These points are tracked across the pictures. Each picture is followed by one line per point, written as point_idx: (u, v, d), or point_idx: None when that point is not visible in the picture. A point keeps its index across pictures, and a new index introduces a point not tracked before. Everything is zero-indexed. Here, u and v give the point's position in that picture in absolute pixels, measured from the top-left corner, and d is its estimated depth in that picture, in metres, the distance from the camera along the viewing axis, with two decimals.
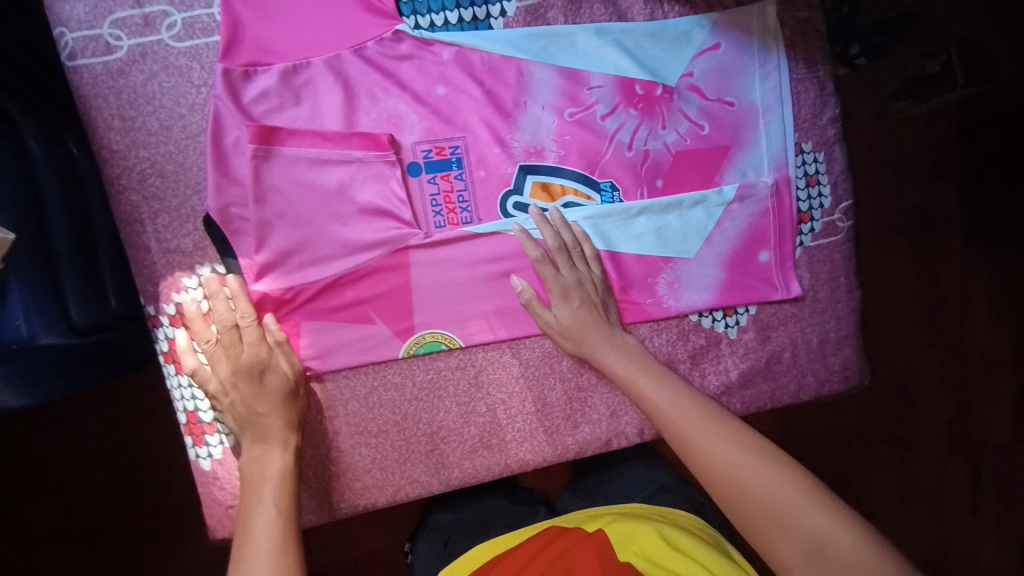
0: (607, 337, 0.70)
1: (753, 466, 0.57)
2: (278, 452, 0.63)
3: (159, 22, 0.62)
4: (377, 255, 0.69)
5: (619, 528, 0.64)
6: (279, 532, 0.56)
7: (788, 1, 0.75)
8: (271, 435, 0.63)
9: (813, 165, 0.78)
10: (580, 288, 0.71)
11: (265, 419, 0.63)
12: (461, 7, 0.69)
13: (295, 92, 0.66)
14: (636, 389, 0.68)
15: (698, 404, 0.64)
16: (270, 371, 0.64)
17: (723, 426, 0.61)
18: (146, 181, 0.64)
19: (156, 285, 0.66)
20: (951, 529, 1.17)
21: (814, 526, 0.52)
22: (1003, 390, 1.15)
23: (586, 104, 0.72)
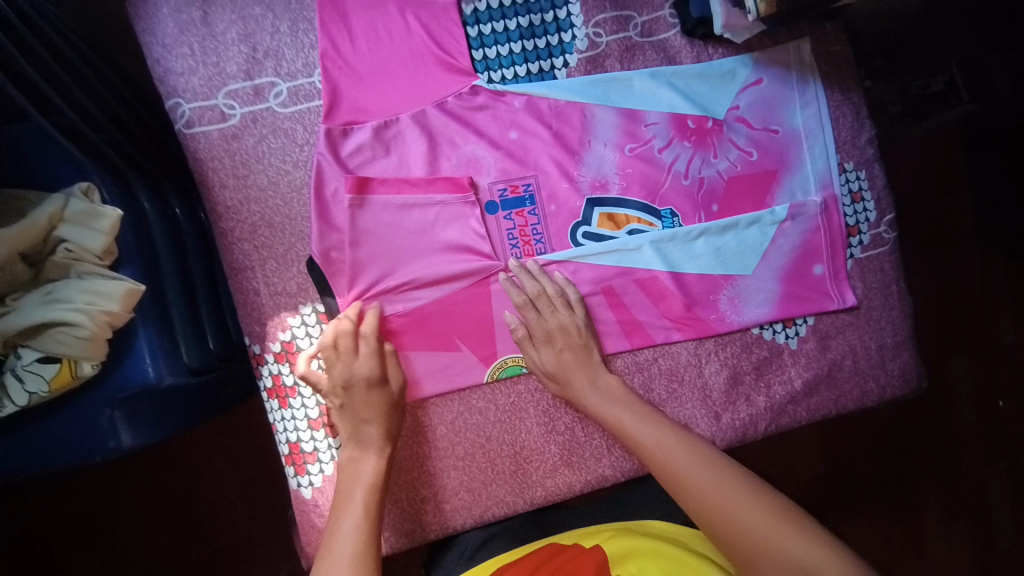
0: (590, 378, 0.74)
1: (732, 498, 0.59)
2: (371, 458, 0.67)
3: (267, 92, 0.70)
4: (462, 286, 0.75)
5: (614, 546, 0.67)
6: (358, 542, 0.60)
7: (819, 37, 0.82)
8: (369, 442, 0.68)
9: (856, 182, 0.84)
10: (563, 333, 0.74)
11: (367, 427, 0.68)
12: (528, 62, 0.77)
13: (386, 145, 0.73)
14: (620, 425, 0.70)
15: (681, 437, 0.67)
16: (377, 387, 0.69)
17: (705, 456, 0.64)
18: (256, 232, 0.70)
19: (263, 326, 0.71)
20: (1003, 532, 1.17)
21: (794, 553, 0.54)
22: None
23: (644, 139, 0.79)
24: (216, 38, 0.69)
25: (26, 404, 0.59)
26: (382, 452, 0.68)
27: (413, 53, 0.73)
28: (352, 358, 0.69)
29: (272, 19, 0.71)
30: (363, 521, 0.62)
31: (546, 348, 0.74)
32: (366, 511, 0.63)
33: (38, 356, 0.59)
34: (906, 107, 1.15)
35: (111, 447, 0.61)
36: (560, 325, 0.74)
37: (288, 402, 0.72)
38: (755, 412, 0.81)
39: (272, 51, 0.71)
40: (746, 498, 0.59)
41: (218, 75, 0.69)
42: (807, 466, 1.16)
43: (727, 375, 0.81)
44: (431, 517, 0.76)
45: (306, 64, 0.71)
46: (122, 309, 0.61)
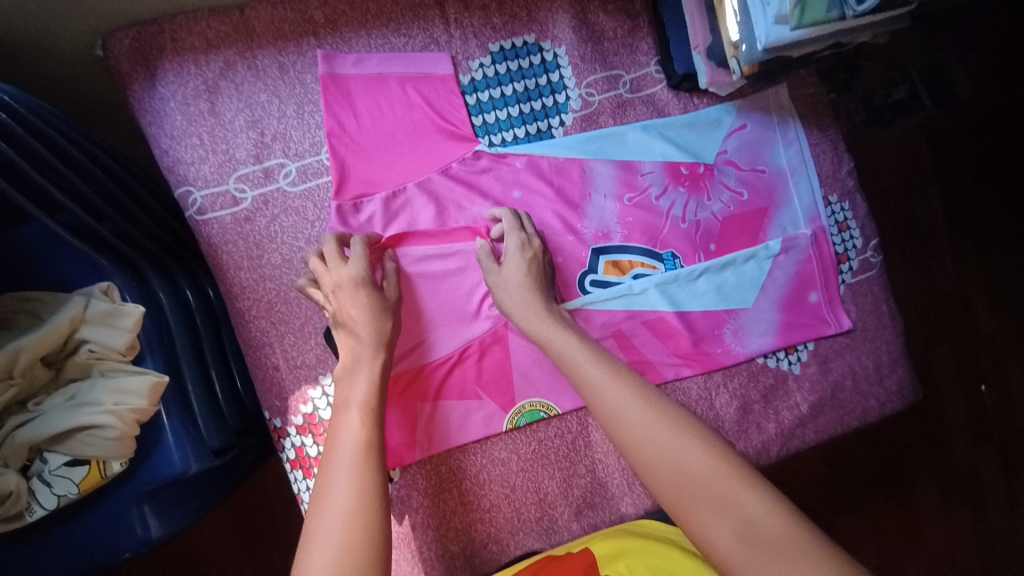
0: (543, 313, 0.71)
1: (685, 443, 0.55)
2: (358, 404, 0.62)
3: (277, 173, 0.72)
4: (482, 333, 0.77)
5: (605, 546, 0.70)
6: (358, 489, 0.55)
7: (795, 82, 0.88)
8: (363, 351, 0.65)
9: (841, 214, 0.89)
10: (530, 262, 0.73)
11: (359, 327, 0.66)
12: (526, 124, 0.80)
13: (395, 214, 0.75)
14: (570, 365, 0.66)
15: (640, 390, 0.62)
16: (365, 287, 0.67)
17: (662, 411, 0.59)
18: (272, 309, 0.71)
19: (284, 400, 0.72)
20: (999, 521, 1.23)
21: (746, 507, 0.50)
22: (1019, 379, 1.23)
23: (641, 189, 0.82)
24: (225, 127, 0.71)
25: (55, 507, 0.59)
26: (376, 359, 0.65)
27: (415, 124, 0.76)
28: (341, 264, 0.68)
29: (278, 104, 0.73)
30: (364, 462, 0.57)
31: (511, 261, 0.73)
32: (365, 458, 0.58)
33: (67, 460, 0.59)
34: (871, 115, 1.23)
35: (141, 538, 0.62)
36: (519, 241, 0.74)
37: (313, 472, 0.72)
38: (767, 438, 0.84)
39: (280, 135, 0.73)
40: (703, 455, 0.54)
41: (229, 161, 0.71)
42: (809, 471, 1.20)
43: (737, 405, 0.84)
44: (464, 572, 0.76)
45: (314, 143, 0.74)
46: (149, 405, 0.61)
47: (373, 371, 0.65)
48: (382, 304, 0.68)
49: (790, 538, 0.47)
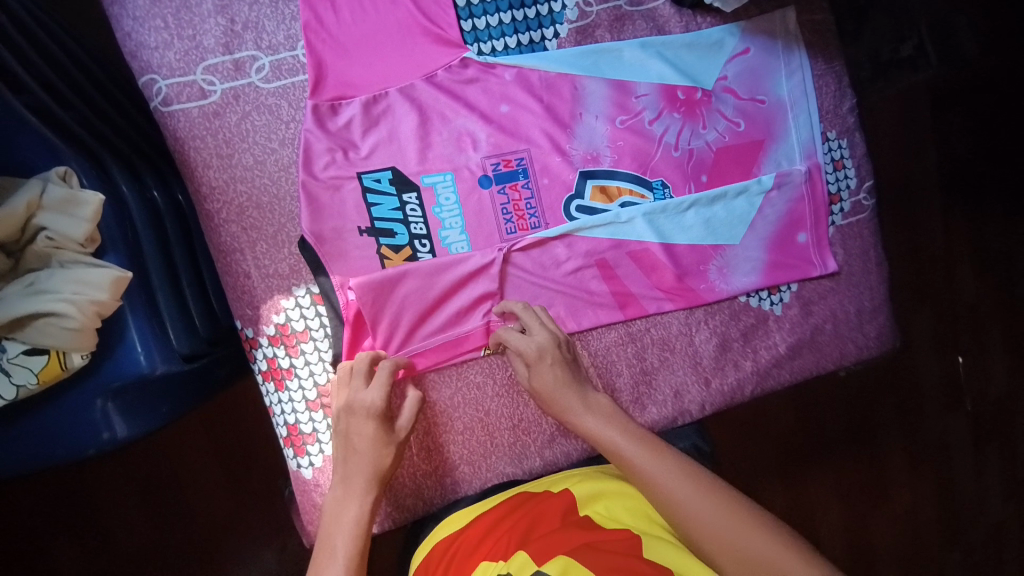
0: (582, 400, 0.68)
1: (754, 538, 0.53)
2: (347, 537, 0.59)
3: (248, 66, 0.68)
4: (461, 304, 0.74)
5: (584, 488, 0.70)
6: None
7: (804, 7, 0.84)
8: (356, 482, 0.63)
9: (838, 151, 0.87)
10: (558, 380, 0.69)
11: (356, 461, 0.63)
12: (518, 33, 0.76)
13: (375, 120, 0.71)
14: (619, 454, 0.63)
15: (691, 472, 0.59)
16: (370, 419, 0.64)
17: (718, 495, 0.57)
18: (244, 214, 0.68)
19: (256, 309, 0.70)
20: (956, 473, 1.28)
21: None
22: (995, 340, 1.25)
23: (635, 111, 0.79)
24: (193, 10, 0.67)
25: (14, 398, 0.57)
26: (367, 495, 0.62)
27: (399, 24, 0.72)
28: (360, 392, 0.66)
29: None
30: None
31: (541, 367, 0.70)
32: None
33: (25, 349, 0.57)
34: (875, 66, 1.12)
35: (106, 438, 0.60)
36: (536, 349, 0.70)
37: (285, 384, 0.71)
38: (742, 375, 0.84)
39: (252, 24, 0.69)
40: (777, 547, 0.52)
41: (196, 49, 0.67)
42: (779, 422, 1.22)
43: (716, 342, 0.84)
44: (436, 489, 0.77)
45: (289, 36, 0.70)
46: (110, 298, 0.58)
47: (363, 508, 0.62)
48: (386, 435, 0.65)
49: None
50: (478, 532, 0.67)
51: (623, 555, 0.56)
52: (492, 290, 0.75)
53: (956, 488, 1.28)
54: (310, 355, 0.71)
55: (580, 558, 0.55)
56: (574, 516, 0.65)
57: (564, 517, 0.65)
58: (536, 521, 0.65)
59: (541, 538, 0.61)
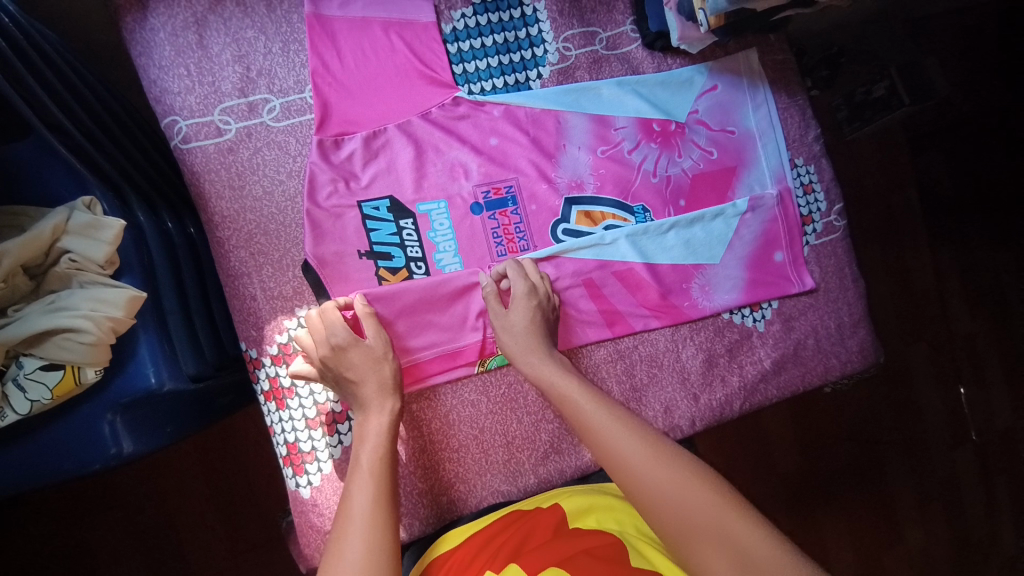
0: (544, 354, 0.72)
1: (674, 474, 0.57)
2: (370, 448, 0.64)
3: (261, 108, 0.75)
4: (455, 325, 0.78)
5: (575, 503, 0.71)
6: (368, 537, 0.55)
7: (765, 48, 0.92)
8: (370, 400, 0.67)
9: (806, 176, 0.93)
10: (530, 309, 0.74)
11: (361, 384, 0.67)
12: (505, 75, 0.84)
13: (375, 153, 0.77)
14: (568, 401, 0.67)
15: (637, 430, 0.62)
16: (357, 349, 0.67)
17: (659, 449, 0.60)
18: (252, 239, 0.73)
19: (260, 330, 0.73)
20: (962, 499, 1.27)
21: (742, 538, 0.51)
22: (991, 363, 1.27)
23: (615, 142, 0.86)
24: (212, 59, 0.74)
25: (28, 413, 0.60)
26: (385, 409, 0.67)
27: (397, 68, 0.79)
28: (328, 336, 0.67)
29: (264, 41, 0.77)
30: (373, 508, 0.58)
31: (515, 308, 0.74)
32: (374, 503, 0.58)
33: (42, 364, 0.60)
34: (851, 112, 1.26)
35: (113, 453, 0.62)
36: (527, 287, 0.75)
37: (286, 403, 0.72)
38: (730, 390, 0.86)
39: (265, 71, 0.76)
40: (695, 486, 0.55)
41: (214, 94, 0.74)
42: (781, 452, 1.23)
43: (702, 357, 0.86)
44: (429, 511, 0.76)
45: (298, 81, 0.77)
46: (125, 316, 0.62)
47: (383, 421, 0.66)
48: (379, 356, 0.69)
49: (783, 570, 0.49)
50: (472, 547, 0.67)
51: (616, 563, 0.57)
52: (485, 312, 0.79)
53: (964, 514, 1.26)
54: None
55: (576, 566, 0.56)
56: (567, 529, 0.66)
57: (556, 530, 0.66)
58: (528, 535, 0.66)
59: (535, 550, 0.61)
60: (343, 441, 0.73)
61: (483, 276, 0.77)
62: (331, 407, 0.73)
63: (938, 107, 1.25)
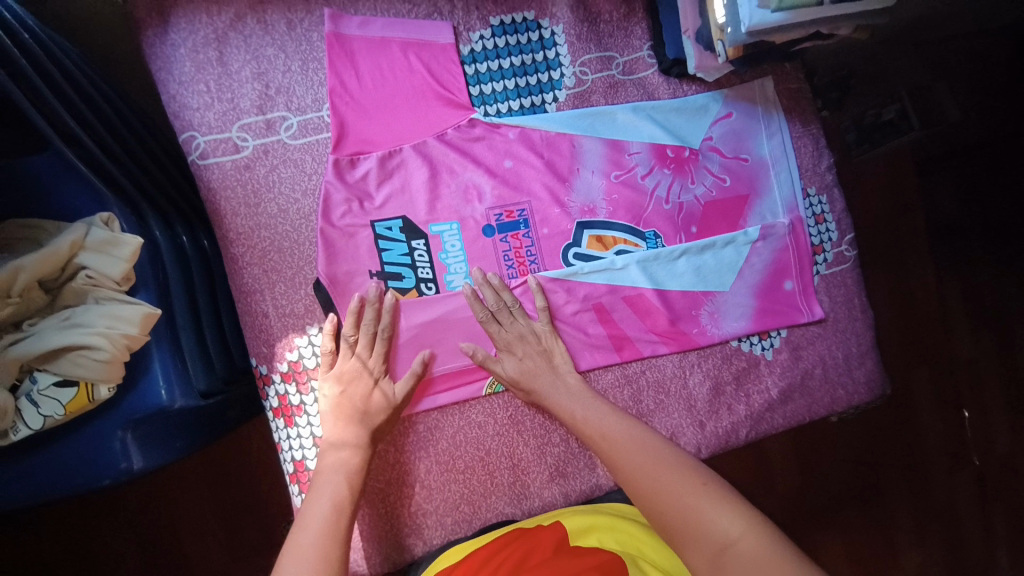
0: (554, 380, 0.77)
1: (669, 478, 0.63)
2: (341, 473, 0.66)
3: (278, 125, 0.76)
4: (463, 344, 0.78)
5: (576, 522, 0.72)
6: (318, 562, 0.57)
7: (781, 77, 0.93)
8: (354, 423, 0.69)
9: (818, 206, 0.93)
10: (519, 341, 0.77)
11: (352, 405, 0.70)
12: (522, 97, 0.84)
13: (390, 173, 0.77)
14: (576, 418, 0.74)
15: (638, 440, 0.69)
16: (379, 384, 0.72)
17: (657, 455, 0.66)
18: (265, 257, 0.73)
19: (271, 346, 0.73)
20: (963, 529, 1.26)
21: (725, 530, 0.56)
22: (994, 393, 1.27)
23: (629, 167, 0.86)
24: (232, 76, 0.75)
25: (41, 427, 0.60)
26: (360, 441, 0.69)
27: (415, 89, 0.80)
28: (362, 357, 0.72)
29: (284, 59, 0.77)
30: (331, 529, 0.60)
31: (506, 355, 0.77)
32: (333, 527, 0.61)
33: (56, 380, 0.60)
34: (860, 135, 1.24)
35: (122, 469, 0.62)
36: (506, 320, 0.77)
37: (294, 420, 0.73)
38: (736, 419, 0.86)
39: (284, 88, 0.77)
40: (688, 488, 0.61)
41: (233, 110, 0.74)
42: (782, 474, 1.22)
43: (710, 385, 0.86)
44: (392, 542, 0.75)
45: (316, 99, 0.77)
46: (139, 333, 0.62)
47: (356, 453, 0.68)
48: (389, 407, 0.72)
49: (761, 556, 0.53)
50: (474, 561, 0.67)
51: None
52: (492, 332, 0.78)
53: (965, 544, 1.26)
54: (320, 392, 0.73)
55: None
56: (568, 547, 0.67)
57: (557, 547, 0.67)
58: (530, 550, 0.66)
59: (538, 566, 0.62)
60: None
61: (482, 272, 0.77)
62: None
63: (950, 133, 1.25)
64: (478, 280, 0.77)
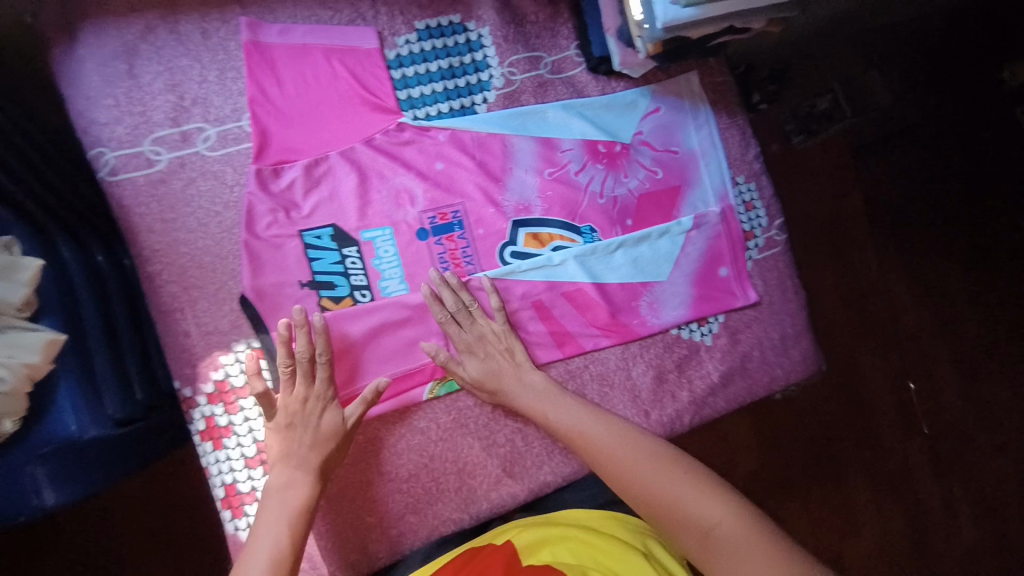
0: (519, 380, 0.77)
1: (648, 465, 0.63)
2: (282, 517, 0.62)
3: (195, 137, 0.74)
4: (400, 351, 0.77)
5: (528, 537, 0.69)
6: None
7: (705, 70, 0.95)
8: (301, 455, 0.67)
9: (747, 194, 0.96)
10: (482, 342, 0.78)
11: (301, 433, 0.68)
12: (451, 100, 0.84)
13: (317, 181, 0.76)
14: (548, 416, 0.74)
15: (614, 430, 0.70)
16: (328, 410, 0.70)
17: (635, 443, 0.67)
18: (186, 274, 0.71)
19: (195, 367, 0.70)
20: (919, 497, 1.30)
21: (706, 514, 0.57)
22: (940, 361, 1.31)
23: (561, 164, 0.87)
24: (144, 89, 0.72)
25: None
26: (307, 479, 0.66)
27: (339, 95, 0.78)
28: (307, 384, 0.69)
29: (200, 69, 0.75)
30: None
31: (469, 357, 0.77)
32: None
33: None
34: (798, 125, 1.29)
35: (33, 507, 0.58)
36: (466, 320, 0.77)
37: (223, 443, 0.70)
38: (680, 405, 0.88)
39: (200, 99, 0.74)
40: (667, 474, 0.62)
41: (145, 124, 0.72)
42: (742, 454, 1.26)
43: (652, 375, 0.88)
44: (337, 559, 0.74)
45: (236, 109, 0.75)
46: (42, 360, 0.60)
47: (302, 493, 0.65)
48: (340, 433, 0.69)
49: (742, 536, 0.54)
50: None
51: None
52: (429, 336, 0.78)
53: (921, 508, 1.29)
54: (249, 411, 0.71)
55: None
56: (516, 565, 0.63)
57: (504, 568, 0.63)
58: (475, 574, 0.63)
59: None
60: None
61: (435, 272, 0.77)
62: None
63: (875, 117, 1.31)
64: (435, 281, 0.76)
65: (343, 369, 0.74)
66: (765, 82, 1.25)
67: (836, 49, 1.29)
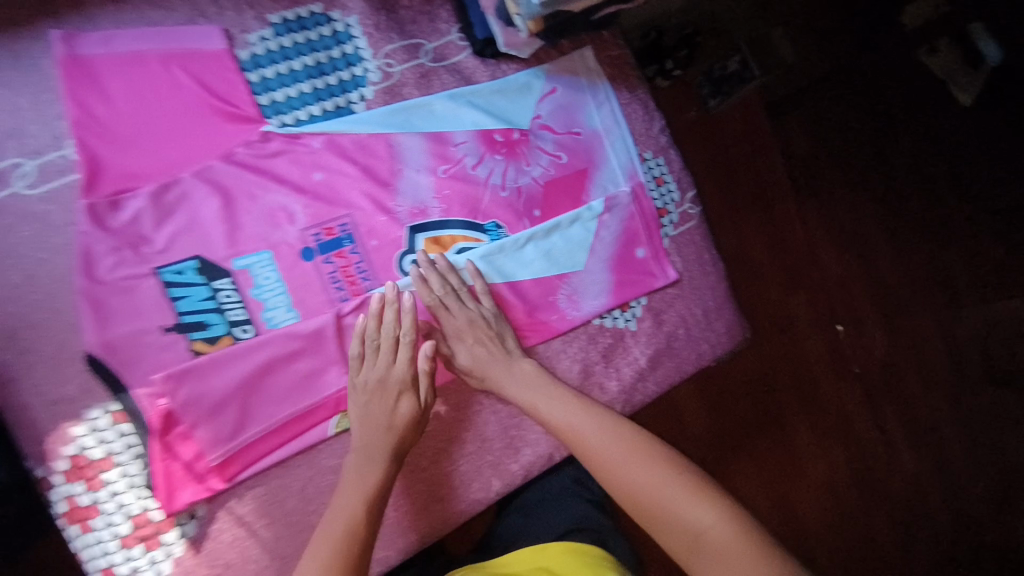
0: (507, 368, 0.73)
1: (640, 465, 0.58)
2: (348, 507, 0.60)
3: (10, 175, 0.63)
4: (297, 391, 0.69)
5: None
6: None
7: (599, 45, 0.91)
8: (377, 441, 0.65)
9: (657, 169, 0.93)
10: (471, 330, 0.75)
11: (377, 417, 0.66)
12: (322, 100, 0.76)
13: (169, 210, 0.67)
14: (535, 409, 0.69)
15: (603, 423, 0.64)
16: (405, 395, 0.68)
17: (626, 438, 0.61)
18: (15, 338, 0.61)
19: (42, 445, 0.61)
20: (865, 446, 1.30)
21: (700, 522, 0.53)
22: (868, 311, 1.32)
23: (455, 159, 0.80)
24: None
25: None
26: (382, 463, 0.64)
27: (186, 107, 0.69)
28: (377, 364, 0.68)
29: (6, 93, 0.64)
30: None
31: (459, 346, 0.75)
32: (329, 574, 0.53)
33: None
34: (713, 88, 1.26)
35: None
36: (454, 304, 0.75)
37: (92, 524, 0.62)
38: (609, 396, 0.86)
39: (10, 129, 0.64)
40: (660, 474, 0.57)
41: None
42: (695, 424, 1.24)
43: (578, 369, 0.85)
44: None
45: (56, 135, 0.65)
46: None
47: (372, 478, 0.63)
48: (417, 415, 0.68)
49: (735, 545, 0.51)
50: None
51: None
52: (325, 366, 0.70)
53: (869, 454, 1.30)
54: (117, 485, 0.63)
55: None
56: None
57: None
58: None
59: None
60: (172, 552, 0.65)
61: (423, 256, 0.75)
62: (149, 517, 0.64)
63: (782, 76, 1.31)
64: (422, 264, 0.74)
65: (230, 418, 0.66)
66: (676, 49, 1.21)
67: (739, 9, 1.27)
